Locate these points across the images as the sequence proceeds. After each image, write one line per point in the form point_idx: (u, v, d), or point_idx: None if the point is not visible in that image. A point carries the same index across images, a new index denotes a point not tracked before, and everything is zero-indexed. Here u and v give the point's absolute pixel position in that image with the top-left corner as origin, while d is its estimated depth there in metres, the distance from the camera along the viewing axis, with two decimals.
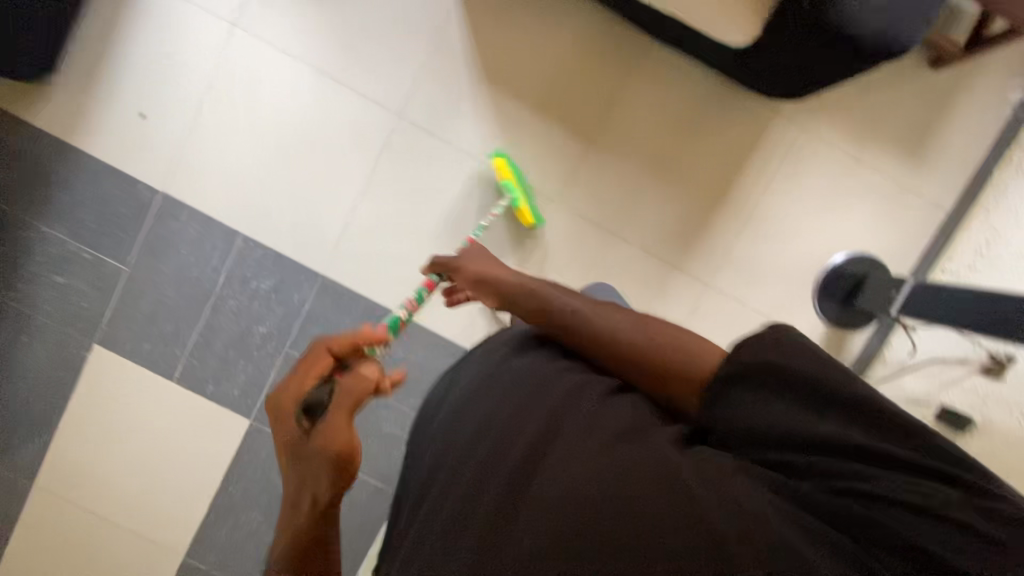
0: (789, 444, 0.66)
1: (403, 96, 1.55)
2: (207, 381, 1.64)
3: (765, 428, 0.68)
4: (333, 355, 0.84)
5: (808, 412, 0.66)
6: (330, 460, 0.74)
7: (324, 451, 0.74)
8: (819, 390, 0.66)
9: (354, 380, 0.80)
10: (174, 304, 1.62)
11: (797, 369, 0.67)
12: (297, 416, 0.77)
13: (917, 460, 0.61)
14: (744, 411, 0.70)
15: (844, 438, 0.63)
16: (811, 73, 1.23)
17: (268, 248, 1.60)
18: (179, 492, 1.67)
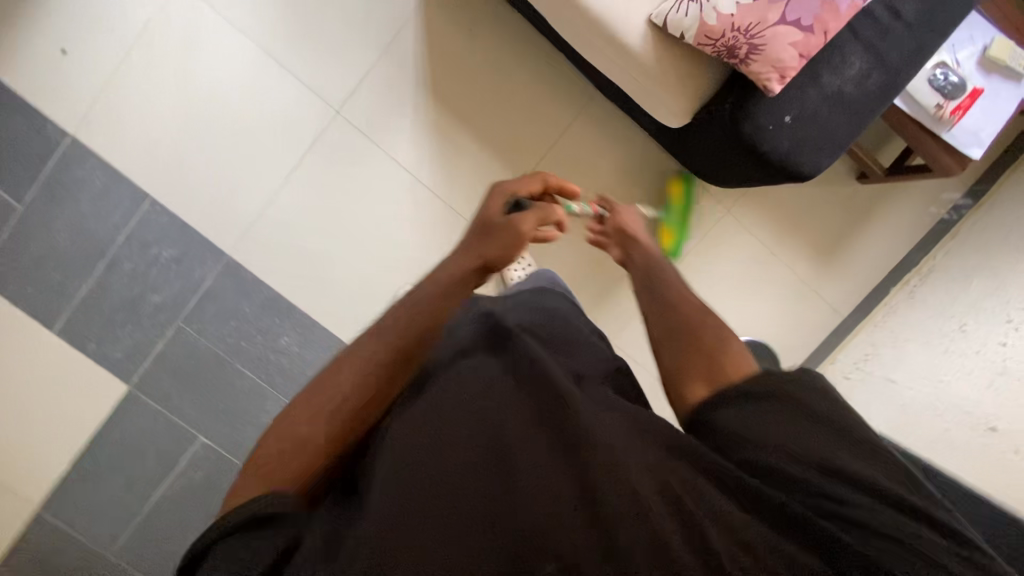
0: (787, 458, 0.65)
1: (344, 92, 1.51)
2: (90, 338, 1.59)
3: (766, 441, 0.67)
4: (547, 185, 0.98)
5: (812, 431, 0.66)
6: (509, 239, 0.89)
7: (509, 230, 0.89)
8: (823, 411, 0.68)
9: (549, 209, 0.93)
10: (66, 254, 1.55)
11: (817, 401, 0.69)
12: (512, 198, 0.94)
13: (902, 499, 0.60)
14: (758, 422, 0.69)
15: (838, 462, 0.63)
16: (725, 167, 1.24)
17: (176, 216, 1.55)
18: (41, 445, 1.61)
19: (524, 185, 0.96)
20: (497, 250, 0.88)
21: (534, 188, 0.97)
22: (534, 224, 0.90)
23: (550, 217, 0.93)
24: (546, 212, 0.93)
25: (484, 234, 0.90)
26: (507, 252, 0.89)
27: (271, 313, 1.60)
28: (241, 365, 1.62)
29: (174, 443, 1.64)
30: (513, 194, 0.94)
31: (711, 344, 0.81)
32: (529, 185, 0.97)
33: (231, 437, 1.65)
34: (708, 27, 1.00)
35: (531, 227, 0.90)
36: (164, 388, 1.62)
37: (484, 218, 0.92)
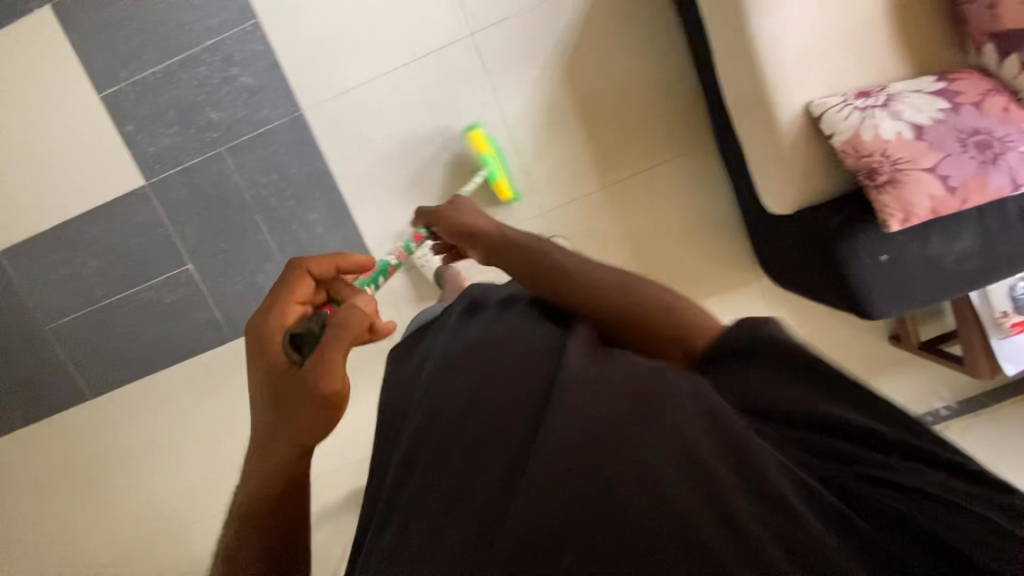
0: (794, 423, 0.50)
1: (487, 18, 1.46)
2: (131, 121, 1.53)
3: (767, 403, 0.52)
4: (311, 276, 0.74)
5: (822, 394, 0.50)
6: (321, 403, 0.66)
7: (314, 394, 0.66)
8: (816, 364, 0.52)
9: (339, 323, 0.67)
10: (149, 29, 1.48)
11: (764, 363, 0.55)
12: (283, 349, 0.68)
13: (929, 449, 0.45)
14: (754, 385, 0.54)
15: (855, 417, 0.48)
16: (797, 271, 1.27)
17: (271, 49, 1.48)
18: (40, 195, 1.59)
19: (285, 318, 0.70)
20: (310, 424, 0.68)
21: (298, 302, 0.71)
22: (338, 355, 0.65)
23: (355, 329, 0.67)
24: (332, 334, 0.65)
25: (286, 409, 0.68)
26: (332, 395, 0.66)
27: (312, 186, 1.56)
28: (260, 218, 1.58)
29: (162, 258, 1.62)
30: (276, 339, 0.68)
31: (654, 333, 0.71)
32: (290, 305, 0.70)
33: (218, 278, 1.63)
34: (859, 139, 1.03)
35: (339, 368, 0.66)
36: (177, 202, 1.58)
37: (261, 389, 0.69)
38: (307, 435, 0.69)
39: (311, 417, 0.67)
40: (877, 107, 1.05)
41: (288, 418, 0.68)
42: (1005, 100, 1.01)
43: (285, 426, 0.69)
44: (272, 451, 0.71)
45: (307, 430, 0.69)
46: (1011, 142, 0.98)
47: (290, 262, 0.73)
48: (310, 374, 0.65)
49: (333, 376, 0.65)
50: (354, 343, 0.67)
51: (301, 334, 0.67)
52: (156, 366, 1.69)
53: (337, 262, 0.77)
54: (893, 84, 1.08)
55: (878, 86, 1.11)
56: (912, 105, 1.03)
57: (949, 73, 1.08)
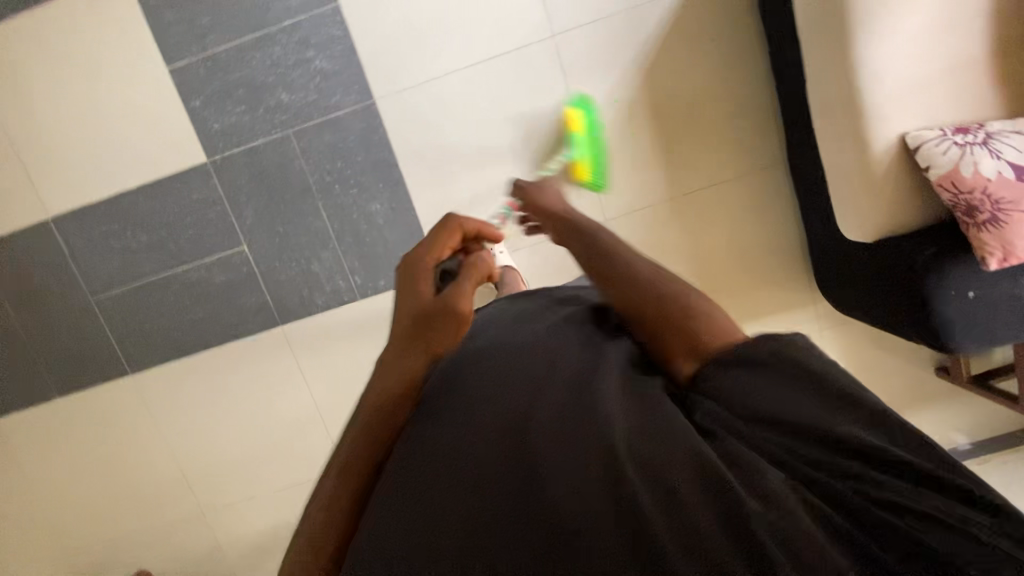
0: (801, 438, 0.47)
1: (570, 21, 1.45)
2: (198, 96, 1.50)
3: (769, 414, 0.48)
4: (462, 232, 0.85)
5: (833, 404, 0.46)
6: (451, 326, 0.74)
7: (449, 316, 0.74)
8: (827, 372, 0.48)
9: (473, 268, 0.81)
10: (226, 5, 1.45)
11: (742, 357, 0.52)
12: (433, 277, 0.80)
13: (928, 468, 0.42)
14: (758, 390, 0.50)
15: (856, 433, 0.45)
16: (871, 304, 1.28)
17: (349, 35, 1.46)
18: (97, 164, 1.56)
19: (435, 254, 0.82)
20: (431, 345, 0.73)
21: (448, 246, 0.84)
22: (473, 282, 0.79)
23: (484, 269, 0.83)
24: (478, 266, 0.82)
25: (421, 328, 0.74)
26: (466, 312, 0.75)
27: (377, 176, 1.55)
28: (321, 204, 1.57)
29: (216, 237, 1.59)
30: (430, 267, 0.81)
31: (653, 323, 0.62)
32: (445, 243, 0.83)
33: (271, 262, 1.60)
34: (960, 174, 1.04)
35: (468, 297, 0.77)
36: (238, 182, 1.55)
37: (404, 310, 0.76)
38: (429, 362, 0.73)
39: (446, 329, 0.74)
40: (978, 145, 1.06)
41: (412, 339, 0.73)
42: None
43: (410, 347, 0.73)
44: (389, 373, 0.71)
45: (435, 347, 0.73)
46: None
47: (450, 214, 0.85)
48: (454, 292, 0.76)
49: (465, 300, 0.76)
50: (483, 279, 0.82)
51: (449, 269, 0.83)
52: (199, 346, 1.66)
53: (483, 227, 0.88)
54: (992, 123, 1.09)
55: (975, 123, 1.12)
56: (1012, 146, 1.05)
57: None
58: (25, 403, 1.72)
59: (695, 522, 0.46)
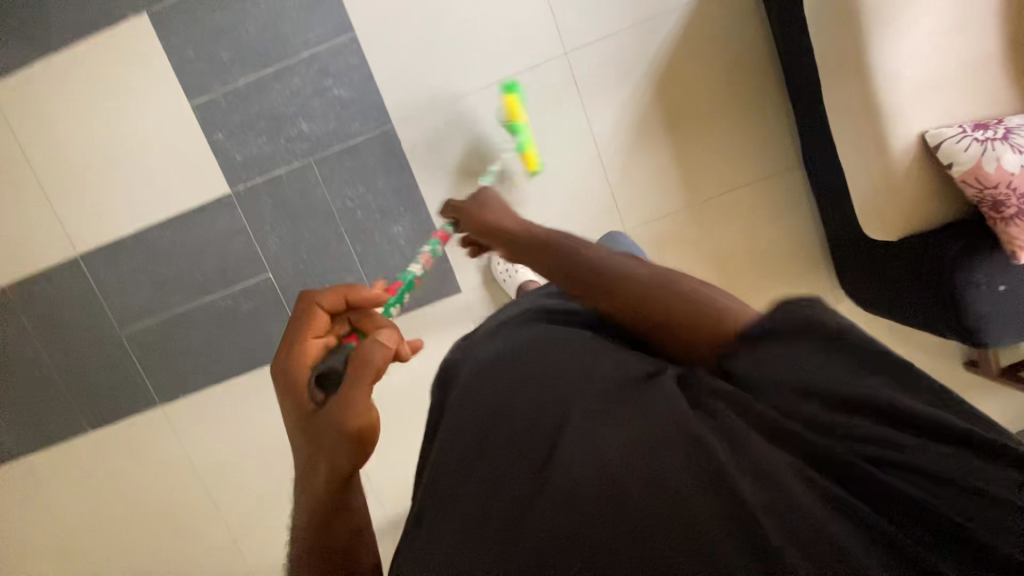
0: (808, 405, 0.51)
1: (582, 39, 1.48)
2: (221, 130, 1.54)
3: (827, 391, 0.50)
4: (317, 305, 0.85)
5: (843, 364, 0.50)
6: (345, 438, 0.67)
7: (334, 423, 0.69)
8: (840, 332, 0.52)
9: (357, 359, 0.73)
10: (245, 40, 1.49)
11: (786, 340, 0.54)
12: (310, 387, 0.77)
13: (928, 423, 0.47)
14: (773, 364, 0.54)
15: (861, 391, 0.49)
16: (901, 302, 1.28)
17: (365, 62, 1.50)
18: (122, 200, 1.58)
19: (307, 362, 0.80)
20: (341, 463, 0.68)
21: (314, 350, 0.82)
22: (360, 387, 0.71)
23: (375, 363, 0.73)
24: (358, 368, 0.72)
25: (313, 445, 0.71)
26: (357, 428, 0.67)
27: (397, 199, 1.57)
28: (343, 229, 1.59)
29: (241, 266, 1.62)
30: (305, 380, 0.78)
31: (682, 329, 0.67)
32: (310, 332, 0.83)
33: (296, 287, 1.62)
34: (982, 170, 1.06)
35: (357, 393, 0.70)
36: (262, 211, 1.58)
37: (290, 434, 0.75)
38: (340, 474, 0.68)
39: (339, 447, 0.68)
40: (999, 140, 1.07)
41: (314, 458, 0.70)
42: None
43: (315, 468, 0.70)
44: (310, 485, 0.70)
45: (339, 464, 0.68)
46: None
47: (303, 295, 0.87)
48: (341, 400, 0.70)
49: (355, 402, 0.69)
50: (372, 376, 0.72)
51: (328, 375, 0.78)
52: (227, 374, 1.68)
53: (345, 290, 0.87)
54: (1010, 118, 1.10)
55: (993, 119, 1.14)
56: None
57: None
58: (57, 440, 1.73)
59: (694, 506, 0.51)
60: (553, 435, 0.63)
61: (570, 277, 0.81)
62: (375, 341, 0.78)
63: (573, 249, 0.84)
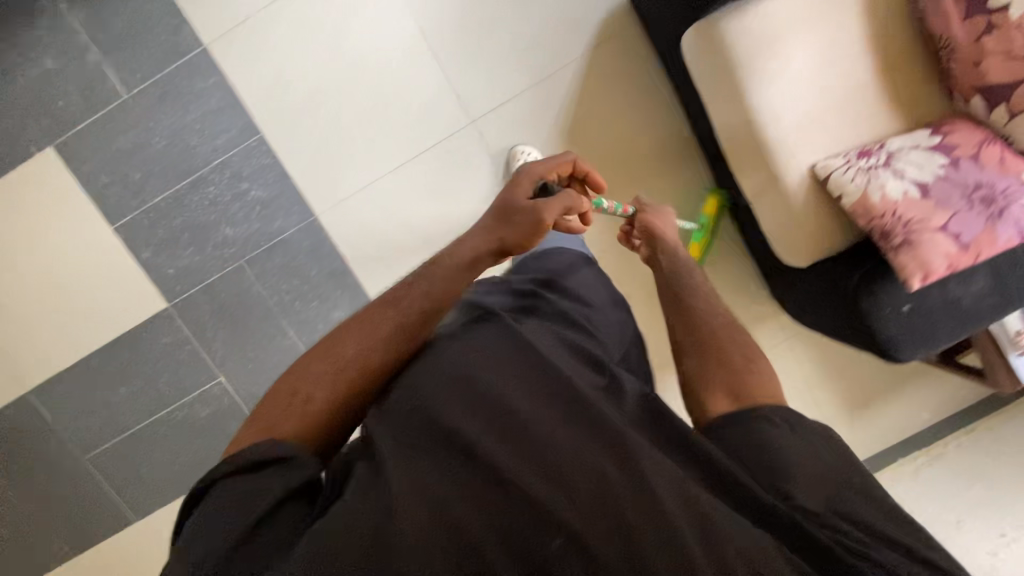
0: (776, 480, 0.65)
1: (486, 105, 1.50)
2: (147, 248, 1.54)
3: (807, 480, 0.65)
4: (573, 166, 1.06)
5: (830, 468, 0.66)
6: (530, 222, 0.95)
7: (529, 214, 0.95)
8: (813, 434, 0.70)
9: (570, 195, 0.98)
10: (156, 157, 1.49)
11: (806, 434, 0.69)
12: (533, 186, 1.00)
13: (879, 524, 0.62)
14: (758, 436, 0.69)
15: (841, 500, 0.64)
16: (822, 322, 1.32)
17: (279, 160, 1.51)
18: (60, 329, 1.58)
19: (553, 172, 1.03)
20: (515, 233, 0.95)
21: (563, 168, 1.04)
22: (558, 206, 0.96)
23: (575, 203, 0.98)
24: (569, 195, 0.98)
25: (516, 217, 0.96)
26: (540, 219, 0.94)
27: (334, 286, 1.59)
28: (285, 323, 1.60)
29: (192, 375, 1.62)
30: (540, 173, 1.01)
31: (733, 356, 0.81)
32: (557, 171, 1.04)
33: (250, 387, 1.63)
34: (868, 201, 1.09)
35: (552, 210, 0.95)
36: (201, 319, 1.59)
37: (508, 200, 0.98)
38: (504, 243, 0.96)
39: (530, 225, 0.95)
40: (880, 168, 1.11)
41: (516, 217, 0.96)
42: (1002, 149, 1.06)
43: (501, 228, 0.96)
44: (383, 322, 0.82)
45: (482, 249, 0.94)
46: (1014, 195, 1.02)
47: (568, 154, 1.07)
48: (560, 198, 0.97)
49: (551, 210, 0.95)
50: (568, 210, 0.98)
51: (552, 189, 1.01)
52: (196, 480, 1.67)
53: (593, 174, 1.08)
54: (891, 141, 1.14)
55: (876, 141, 1.17)
56: (913, 163, 1.09)
57: (941, 123, 1.13)
58: None
59: (669, 508, 0.60)
60: (562, 413, 0.70)
61: (677, 300, 0.96)
62: (576, 193, 1.03)
63: (682, 279, 1.00)
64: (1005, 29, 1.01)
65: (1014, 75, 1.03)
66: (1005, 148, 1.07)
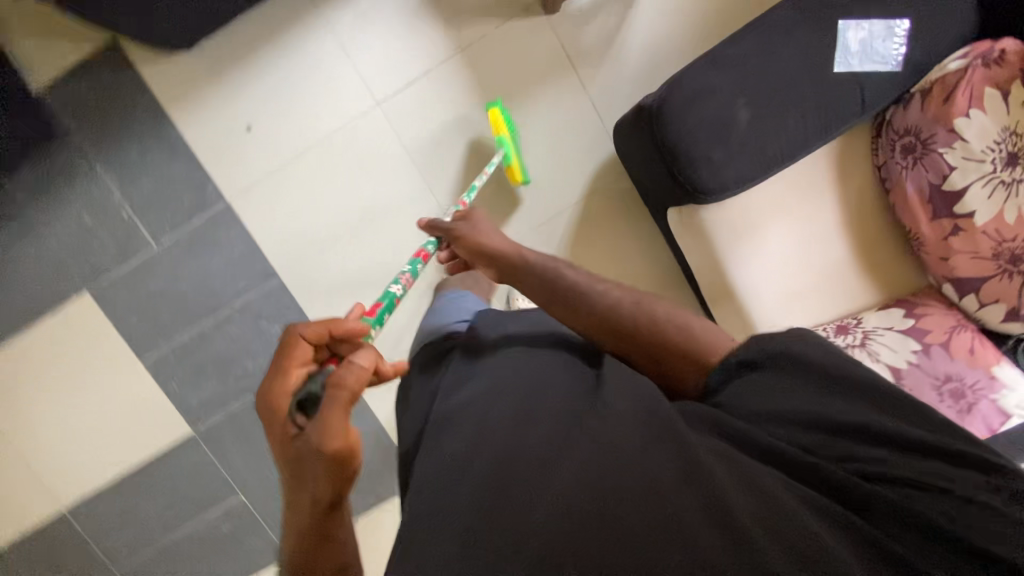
0: (799, 421, 0.70)
1: None
2: (174, 380, 1.66)
3: (818, 417, 0.69)
4: (310, 344, 0.75)
5: (826, 389, 0.71)
6: (324, 466, 0.65)
7: (317, 456, 0.64)
8: (803, 355, 0.74)
9: (336, 381, 0.67)
10: (182, 300, 1.61)
11: (806, 352, 0.74)
12: (290, 415, 0.70)
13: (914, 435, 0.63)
14: (759, 387, 0.75)
15: (858, 419, 0.66)
16: None
17: (296, 302, 1.61)
18: (99, 452, 1.71)
19: (292, 377, 0.73)
20: (321, 484, 0.66)
21: (302, 362, 0.74)
22: (337, 404, 0.66)
23: (354, 381, 0.68)
24: (335, 380, 0.67)
25: (299, 472, 0.67)
26: (338, 444, 0.64)
27: None
28: None
29: (215, 494, 1.73)
30: (292, 398, 0.71)
31: (669, 340, 0.88)
32: (296, 369, 0.73)
33: (269, 504, 1.73)
34: None
35: (333, 423, 0.65)
36: (224, 443, 1.69)
37: (281, 451, 0.69)
38: (322, 500, 0.66)
39: (317, 470, 0.65)
40: (857, 347, 1.16)
41: (301, 474, 0.67)
42: (970, 340, 1.12)
43: (301, 490, 0.67)
44: (291, 527, 0.69)
45: (319, 494, 0.66)
46: (982, 390, 1.08)
47: (286, 332, 0.76)
48: (318, 425, 0.65)
49: (332, 432, 0.64)
50: (355, 395, 0.68)
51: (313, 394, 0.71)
52: None
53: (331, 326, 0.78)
54: (867, 318, 1.19)
55: (853, 315, 1.23)
56: (887, 345, 1.15)
57: (915, 301, 1.19)
58: None
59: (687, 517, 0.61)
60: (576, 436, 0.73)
61: (566, 303, 0.97)
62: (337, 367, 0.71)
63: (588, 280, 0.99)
64: (969, 232, 1.07)
65: (980, 272, 1.09)
66: (975, 335, 1.13)
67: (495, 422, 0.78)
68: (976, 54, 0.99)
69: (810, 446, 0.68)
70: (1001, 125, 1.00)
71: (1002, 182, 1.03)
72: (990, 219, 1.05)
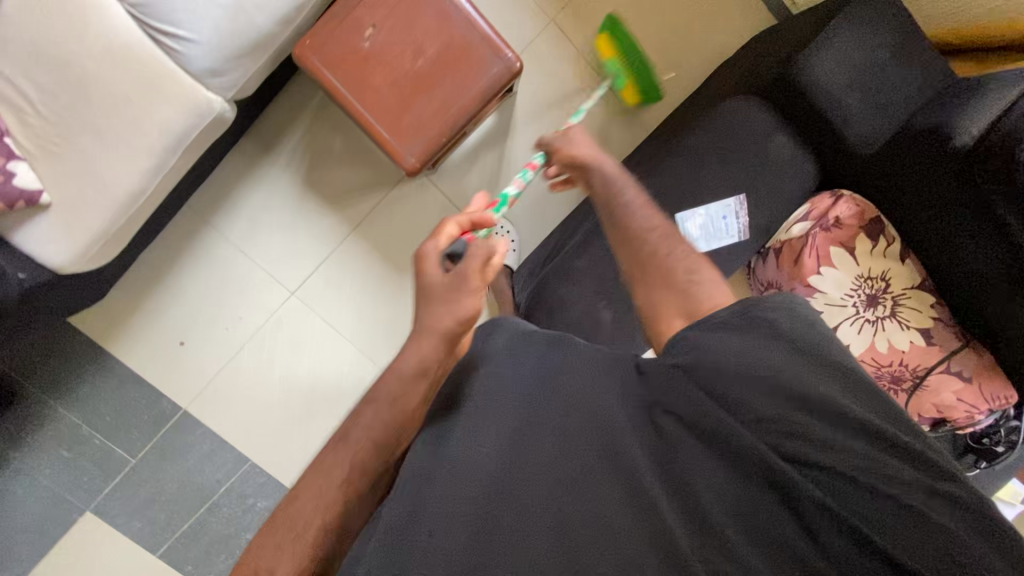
0: (765, 389, 0.62)
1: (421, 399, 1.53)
2: (188, 563, 1.71)
3: (784, 388, 0.62)
4: (462, 227, 0.86)
5: (798, 365, 0.64)
6: (455, 322, 0.77)
7: (452, 310, 0.77)
8: (787, 330, 0.66)
9: (480, 250, 0.79)
10: (173, 497, 1.69)
11: (787, 330, 0.66)
12: (436, 266, 0.80)
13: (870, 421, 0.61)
14: (728, 348, 0.65)
15: (821, 396, 0.62)
16: None
17: (271, 476, 1.69)
18: None
19: (441, 238, 0.83)
20: (443, 340, 0.77)
21: (449, 233, 0.84)
22: (475, 276, 0.78)
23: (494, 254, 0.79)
24: (474, 255, 0.78)
25: (423, 316, 0.78)
26: (472, 306, 0.78)
27: None
28: None
29: None
30: (435, 255, 0.81)
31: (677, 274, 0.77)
32: (443, 237, 0.83)
33: None
34: None
35: (472, 288, 0.78)
36: None
37: (418, 296, 0.79)
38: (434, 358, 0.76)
39: (443, 322, 0.77)
40: None
41: (428, 326, 0.77)
42: None
43: (415, 341, 0.77)
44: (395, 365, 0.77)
45: (434, 342, 0.76)
46: None
47: (445, 217, 0.85)
48: (458, 291, 0.77)
49: (469, 296, 0.77)
50: (488, 269, 0.79)
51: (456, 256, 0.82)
52: None
53: (472, 217, 0.87)
54: None
55: None
56: None
57: None
58: None
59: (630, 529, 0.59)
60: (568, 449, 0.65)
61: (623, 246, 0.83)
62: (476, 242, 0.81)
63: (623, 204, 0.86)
64: None
65: None
66: None
67: (512, 401, 0.71)
68: (816, 217, 1.03)
69: (755, 417, 0.61)
70: (854, 275, 1.04)
71: (868, 320, 1.06)
72: (864, 349, 1.07)
